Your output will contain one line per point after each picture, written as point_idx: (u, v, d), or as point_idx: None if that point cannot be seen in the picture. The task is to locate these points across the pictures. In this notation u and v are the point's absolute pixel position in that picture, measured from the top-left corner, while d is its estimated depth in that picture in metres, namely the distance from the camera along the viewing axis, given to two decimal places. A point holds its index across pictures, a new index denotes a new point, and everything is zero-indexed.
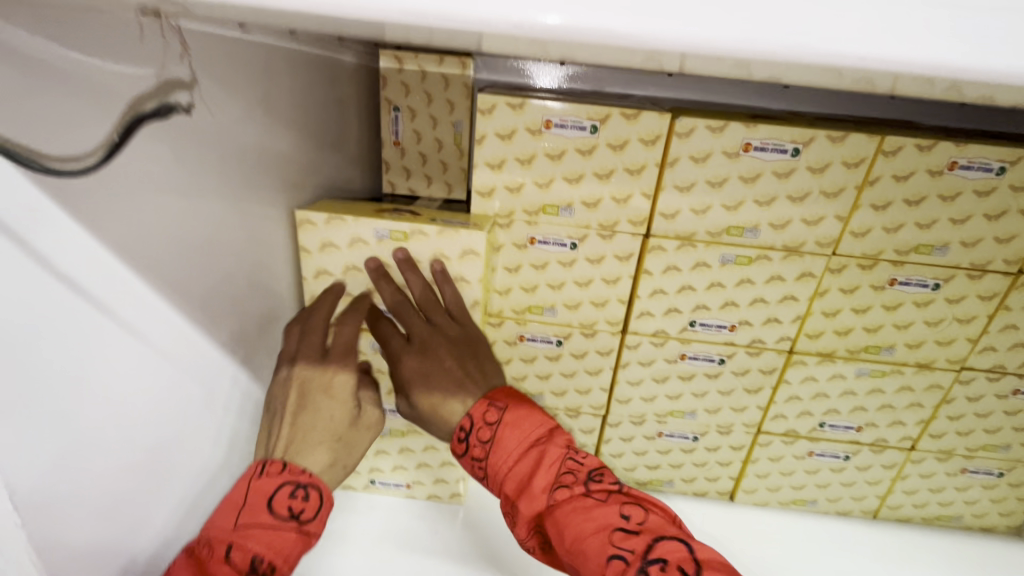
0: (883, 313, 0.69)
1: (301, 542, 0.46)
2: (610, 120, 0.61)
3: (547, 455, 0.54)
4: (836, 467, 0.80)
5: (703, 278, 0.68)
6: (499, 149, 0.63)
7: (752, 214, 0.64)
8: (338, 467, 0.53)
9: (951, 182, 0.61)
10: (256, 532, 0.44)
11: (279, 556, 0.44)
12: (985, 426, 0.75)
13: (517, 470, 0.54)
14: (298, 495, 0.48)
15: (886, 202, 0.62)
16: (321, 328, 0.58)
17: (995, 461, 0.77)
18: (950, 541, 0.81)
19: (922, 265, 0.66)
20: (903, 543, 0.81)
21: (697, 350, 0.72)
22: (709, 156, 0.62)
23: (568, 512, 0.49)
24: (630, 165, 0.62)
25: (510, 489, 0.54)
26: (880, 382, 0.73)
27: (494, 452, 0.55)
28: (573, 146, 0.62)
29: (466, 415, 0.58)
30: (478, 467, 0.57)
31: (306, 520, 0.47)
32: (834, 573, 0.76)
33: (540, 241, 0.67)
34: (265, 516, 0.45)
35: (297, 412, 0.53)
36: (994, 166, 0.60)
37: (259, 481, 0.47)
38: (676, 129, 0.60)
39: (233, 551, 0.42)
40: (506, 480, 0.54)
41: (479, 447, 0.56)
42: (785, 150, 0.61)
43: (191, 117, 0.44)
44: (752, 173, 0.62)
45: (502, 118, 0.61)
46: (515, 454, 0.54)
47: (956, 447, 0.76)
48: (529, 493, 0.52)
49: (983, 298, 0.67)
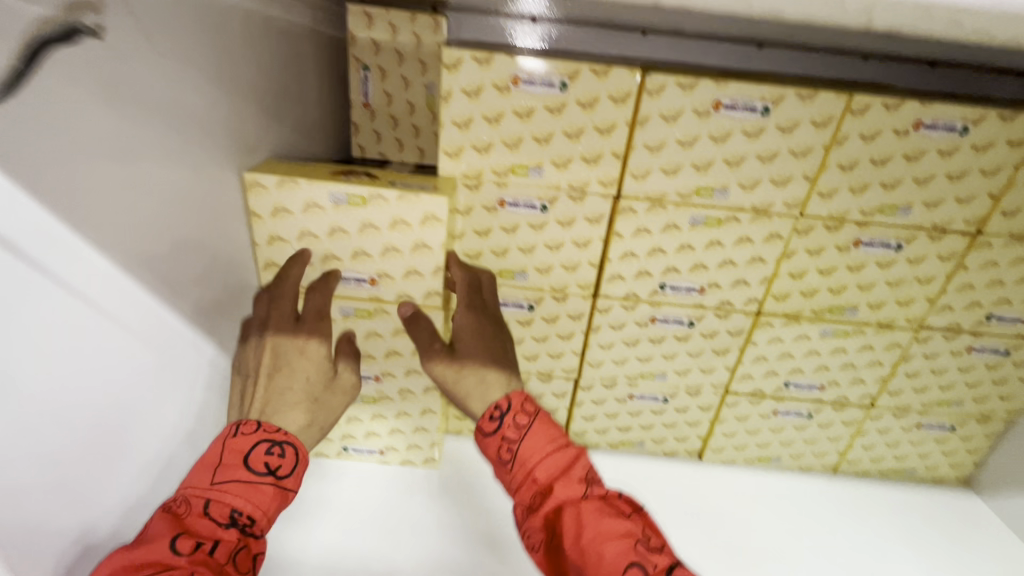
0: (847, 274, 0.70)
1: (279, 496, 0.51)
2: (580, 76, 0.59)
3: (581, 459, 0.53)
4: (799, 425, 0.82)
5: (673, 240, 0.68)
6: (466, 107, 0.61)
7: (722, 174, 0.64)
8: (315, 429, 0.57)
9: (916, 142, 0.62)
10: (236, 488, 0.48)
11: (257, 510, 0.49)
12: (940, 383, 0.78)
13: (549, 461, 0.52)
14: (275, 451, 0.52)
15: (853, 162, 0.63)
16: (290, 296, 0.61)
17: (948, 417, 0.81)
18: (904, 492, 0.85)
19: (886, 226, 0.67)
20: (860, 495, 0.85)
21: (667, 313, 0.73)
22: (679, 114, 0.61)
23: (593, 513, 0.48)
24: (600, 124, 0.61)
25: (540, 478, 0.52)
26: (843, 342, 0.75)
27: (530, 437, 0.54)
28: (542, 103, 0.60)
29: (505, 398, 0.56)
30: (506, 449, 0.54)
31: (283, 475, 0.52)
32: (794, 525, 0.79)
33: (509, 203, 0.66)
34: (243, 473, 0.49)
35: (273, 372, 0.56)
36: (957, 126, 0.61)
37: (235, 440, 0.51)
38: (647, 86, 0.59)
39: (211, 506, 0.46)
40: (537, 466, 0.52)
41: (514, 428, 0.54)
42: (754, 109, 0.60)
43: (126, 65, 0.41)
44: (722, 133, 0.61)
45: (469, 74, 0.60)
46: (550, 444, 0.53)
47: (912, 403, 0.79)
48: (563, 481, 0.51)
49: (943, 258, 0.69)
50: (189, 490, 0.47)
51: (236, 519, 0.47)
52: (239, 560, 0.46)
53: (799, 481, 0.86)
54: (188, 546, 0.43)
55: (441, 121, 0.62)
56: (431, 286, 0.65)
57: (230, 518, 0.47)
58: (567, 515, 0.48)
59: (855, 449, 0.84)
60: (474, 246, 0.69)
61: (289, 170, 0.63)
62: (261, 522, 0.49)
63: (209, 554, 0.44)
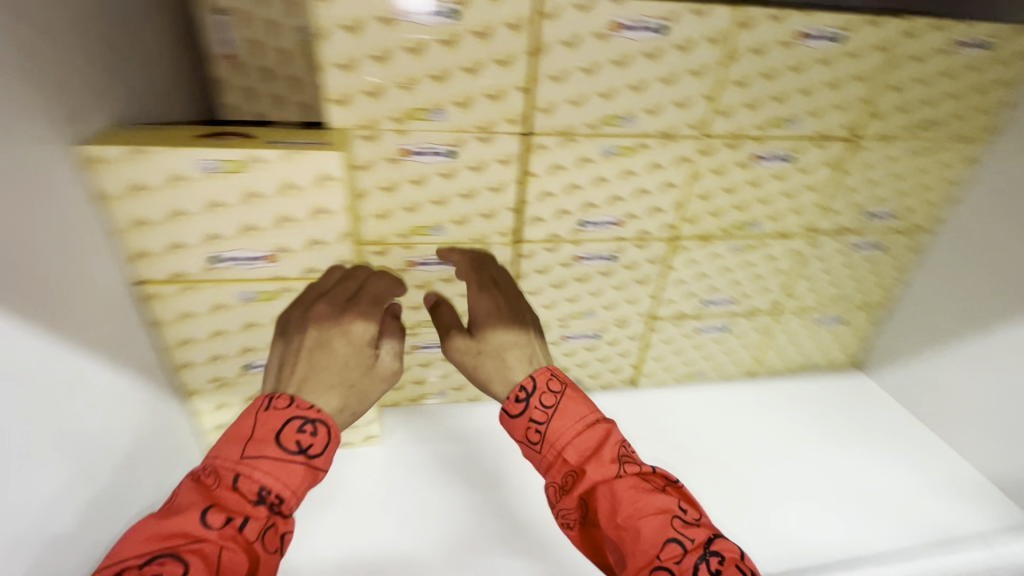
0: (750, 189, 0.73)
1: (308, 475, 0.45)
2: (471, 3, 0.54)
3: (612, 431, 0.51)
4: (718, 338, 0.88)
5: (588, 174, 0.67)
6: (349, 46, 0.54)
7: (628, 101, 0.62)
8: (347, 415, 0.50)
9: (802, 53, 0.64)
10: (265, 462, 0.43)
11: (286, 489, 0.43)
12: (833, 280, 0.85)
13: (577, 436, 0.50)
14: (306, 429, 0.46)
15: (747, 78, 0.64)
16: (342, 280, 0.57)
17: (841, 310, 0.90)
18: (809, 383, 0.95)
19: (780, 139, 0.70)
20: (775, 392, 0.93)
21: (589, 250, 0.73)
22: (580, 39, 0.58)
23: (630, 490, 0.46)
24: (499, 56, 0.57)
25: (570, 458, 0.49)
26: (750, 256, 0.80)
27: (556, 416, 0.51)
28: (434, 36, 0.55)
29: (528, 377, 0.54)
30: (533, 429, 0.51)
31: (313, 455, 0.45)
32: (723, 430, 0.85)
33: (414, 152, 0.61)
34: (274, 444, 0.44)
35: (314, 350, 0.50)
36: (835, 35, 0.64)
37: (268, 414, 0.46)
38: (543, 10, 0.56)
39: (240, 480, 0.42)
40: (566, 446, 0.50)
41: (542, 409, 0.52)
42: (652, 29, 0.59)
43: None
44: (624, 56, 0.60)
45: (346, 6, 0.52)
46: (578, 422, 0.50)
47: (811, 302, 0.87)
48: (595, 462, 0.48)
49: (829, 165, 0.74)
50: (220, 459, 0.43)
51: (264, 497, 0.42)
52: (267, 540, 0.42)
53: (724, 390, 0.93)
54: (213, 518, 0.40)
55: (322, 64, 0.54)
56: (340, 254, 0.59)
57: (258, 493, 0.42)
58: (602, 492, 0.47)
59: (768, 353, 0.92)
60: (381, 205, 0.63)
61: (139, 137, 0.53)
62: (291, 500, 0.44)
63: (238, 530, 0.41)
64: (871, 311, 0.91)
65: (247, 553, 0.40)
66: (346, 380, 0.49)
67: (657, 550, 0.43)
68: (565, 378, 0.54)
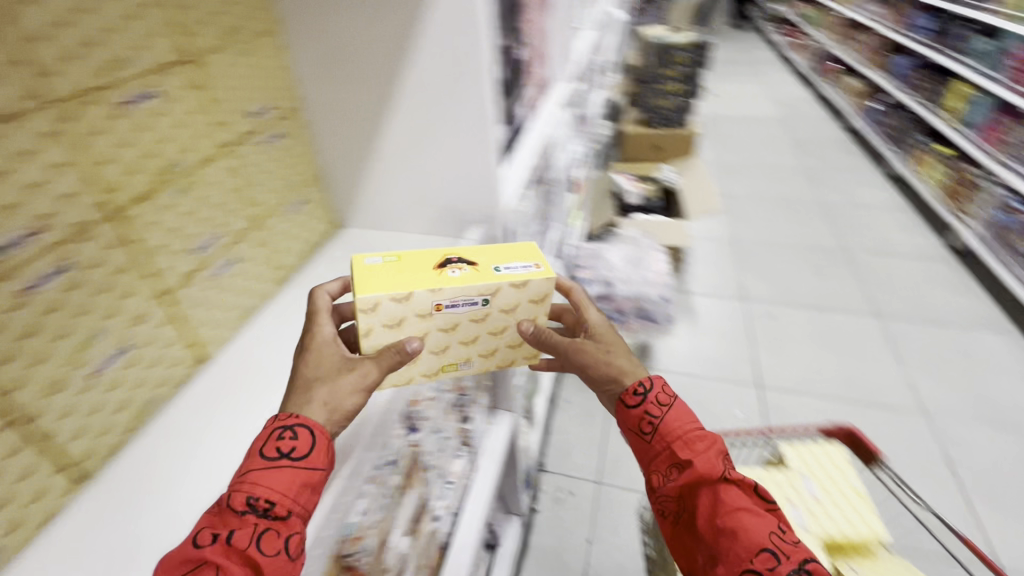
0: (443, 327, 0.85)
1: (291, 473, 0.61)
2: (501, 290, 0.85)
3: (709, 442, 0.89)
4: (478, 313, 0.86)
5: (435, 320, 0.83)
6: (397, 310, 0.78)
7: (457, 348, 0.89)
8: (321, 406, 0.67)
9: (448, 316, 0.83)
10: (259, 474, 0.60)
11: (273, 493, 0.59)
12: (429, 320, 0.82)
13: (682, 441, 0.89)
14: (285, 437, 0.63)
15: (398, 319, 0.79)
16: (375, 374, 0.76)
17: (475, 290, 0.82)
18: (344, 239, 1.21)
19: (460, 290, 0.81)
20: (337, 249, 1.18)
21: (455, 299, 0.82)
22: (402, 319, 0.80)
23: (729, 497, 0.84)
24: (418, 310, 0.80)
25: (680, 451, 0.89)
26: (452, 321, 0.85)
27: (669, 415, 0.91)
28: (468, 314, 0.85)
29: (643, 381, 0.94)
30: (648, 420, 0.92)
31: (295, 455, 0.62)
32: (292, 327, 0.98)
33: (449, 304, 0.82)
34: (257, 459, 0.61)
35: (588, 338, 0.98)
36: (479, 299, 0.84)
37: (265, 437, 0.63)
38: (391, 305, 0.77)
39: (233, 495, 0.58)
40: (679, 445, 0.89)
41: (659, 410, 0.92)
42: (475, 300, 0.84)
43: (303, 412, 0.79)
44: (451, 322, 0.85)
45: (388, 310, 0.77)
46: (681, 423, 0.91)
47: (406, 313, 0.79)
48: (700, 460, 0.87)
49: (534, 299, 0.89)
50: (235, 482, 0.60)
51: (255, 507, 0.58)
52: (261, 542, 0.56)
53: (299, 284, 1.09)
54: (209, 540, 0.56)
55: (373, 328, 0.78)
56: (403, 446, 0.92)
57: (247, 505, 0.58)
58: (716, 493, 0.85)
59: (284, 258, 1.07)
60: (390, 316, 0.78)
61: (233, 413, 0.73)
62: (280, 501, 0.59)
63: (228, 537, 0.56)
64: (325, 185, 1.17)
65: (244, 559, 0.56)
66: (327, 396, 0.68)
67: (750, 555, 0.78)
68: (655, 388, 0.94)
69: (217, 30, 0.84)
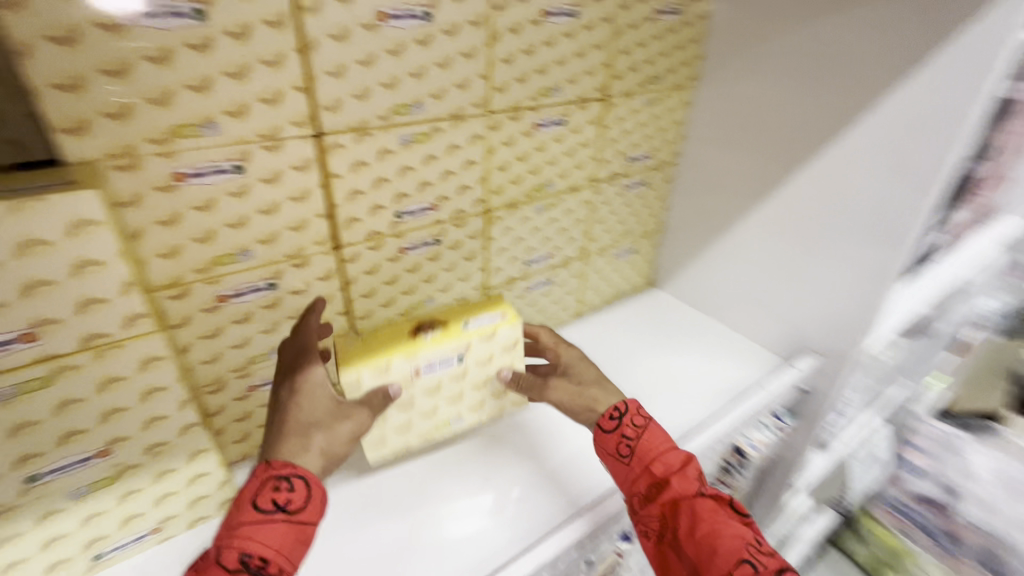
0: (428, 397, 0.67)
1: (293, 529, 0.50)
2: (472, 345, 0.67)
3: (688, 457, 0.62)
4: (456, 372, 0.68)
5: (426, 390, 0.67)
6: (383, 377, 0.63)
7: (450, 412, 0.70)
8: (315, 453, 0.55)
9: (428, 380, 0.66)
10: (248, 529, 0.48)
11: (268, 548, 0.48)
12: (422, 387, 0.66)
13: (664, 460, 0.61)
14: (282, 486, 0.51)
15: (386, 387, 0.64)
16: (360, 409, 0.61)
17: (449, 345, 0.66)
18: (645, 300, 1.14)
19: (436, 346, 0.65)
20: (636, 307, 1.12)
21: (432, 357, 0.65)
22: (390, 387, 0.64)
23: (708, 511, 0.56)
24: (401, 377, 0.64)
25: (657, 470, 0.61)
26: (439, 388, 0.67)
27: (648, 433, 0.63)
28: (446, 375, 0.67)
29: (620, 402, 0.67)
30: (626, 443, 0.63)
31: (295, 509, 0.51)
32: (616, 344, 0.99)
33: (426, 366, 0.65)
34: (245, 508, 0.50)
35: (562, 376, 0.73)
36: (454, 356, 0.67)
37: (255, 479, 0.52)
38: (372, 370, 0.63)
39: (222, 552, 0.47)
40: (658, 459, 0.61)
41: (634, 428, 0.64)
42: (451, 359, 0.67)
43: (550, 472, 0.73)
44: (433, 384, 0.67)
45: (376, 376, 0.62)
46: (664, 442, 0.63)
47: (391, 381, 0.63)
48: (679, 478, 0.60)
49: (506, 348, 0.70)
50: (216, 538, 0.48)
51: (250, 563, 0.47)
52: None
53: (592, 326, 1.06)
54: None
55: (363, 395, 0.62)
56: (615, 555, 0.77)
57: (241, 563, 0.47)
58: (687, 507, 0.57)
59: (588, 297, 1.06)
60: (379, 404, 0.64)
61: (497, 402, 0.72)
62: (275, 559, 0.48)
63: None
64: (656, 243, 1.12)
65: None
66: (327, 443, 0.56)
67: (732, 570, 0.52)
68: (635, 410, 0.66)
69: (637, 78, 0.86)
